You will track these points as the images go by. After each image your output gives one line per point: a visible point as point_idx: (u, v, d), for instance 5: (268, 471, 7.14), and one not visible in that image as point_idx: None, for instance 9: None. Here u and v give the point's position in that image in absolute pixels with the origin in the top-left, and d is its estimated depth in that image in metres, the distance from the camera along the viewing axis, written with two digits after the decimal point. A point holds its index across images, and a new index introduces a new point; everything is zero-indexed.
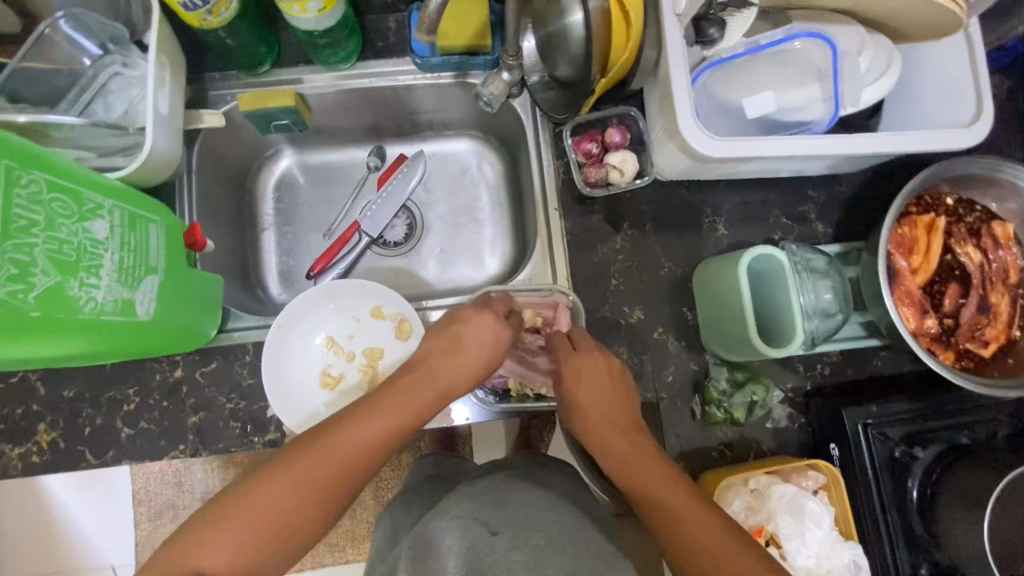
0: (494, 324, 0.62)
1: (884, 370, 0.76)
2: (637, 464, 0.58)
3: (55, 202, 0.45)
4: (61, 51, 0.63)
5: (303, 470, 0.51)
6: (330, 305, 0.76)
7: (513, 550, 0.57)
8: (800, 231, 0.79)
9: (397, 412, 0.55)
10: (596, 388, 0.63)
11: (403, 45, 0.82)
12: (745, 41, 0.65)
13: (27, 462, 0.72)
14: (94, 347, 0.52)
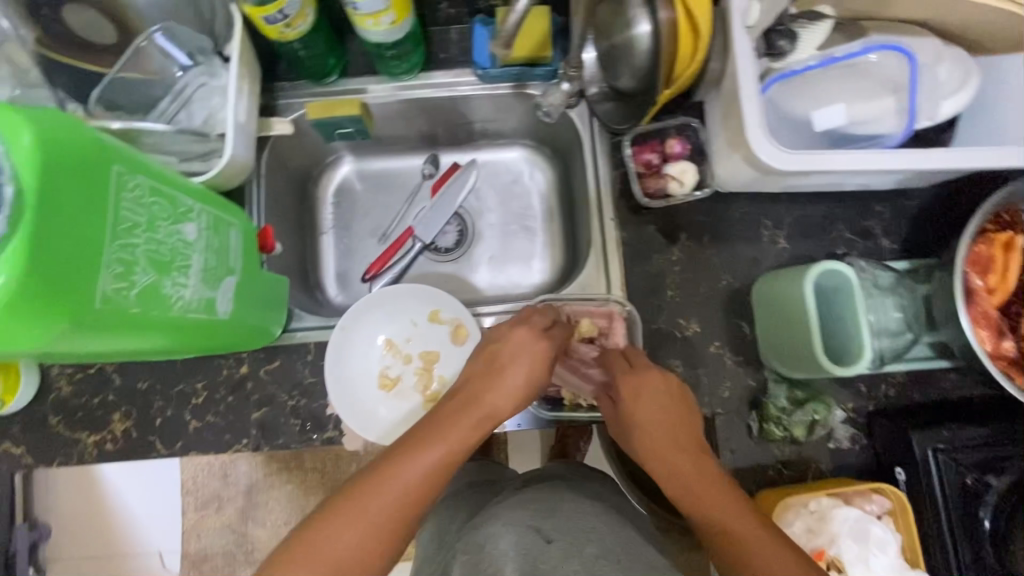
0: (536, 343, 0.63)
1: (952, 393, 0.73)
2: (699, 495, 0.54)
3: (155, 205, 0.48)
4: (155, 62, 0.67)
5: (356, 505, 0.49)
6: (388, 309, 0.78)
7: (571, 559, 0.57)
8: (864, 247, 0.77)
9: (441, 440, 0.53)
10: (652, 408, 0.61)
11: (464, 57, 0.84)
12: (817, 54, 0.64)
13: (102, 449, 0.76)
14: (178, 344, 0.55)
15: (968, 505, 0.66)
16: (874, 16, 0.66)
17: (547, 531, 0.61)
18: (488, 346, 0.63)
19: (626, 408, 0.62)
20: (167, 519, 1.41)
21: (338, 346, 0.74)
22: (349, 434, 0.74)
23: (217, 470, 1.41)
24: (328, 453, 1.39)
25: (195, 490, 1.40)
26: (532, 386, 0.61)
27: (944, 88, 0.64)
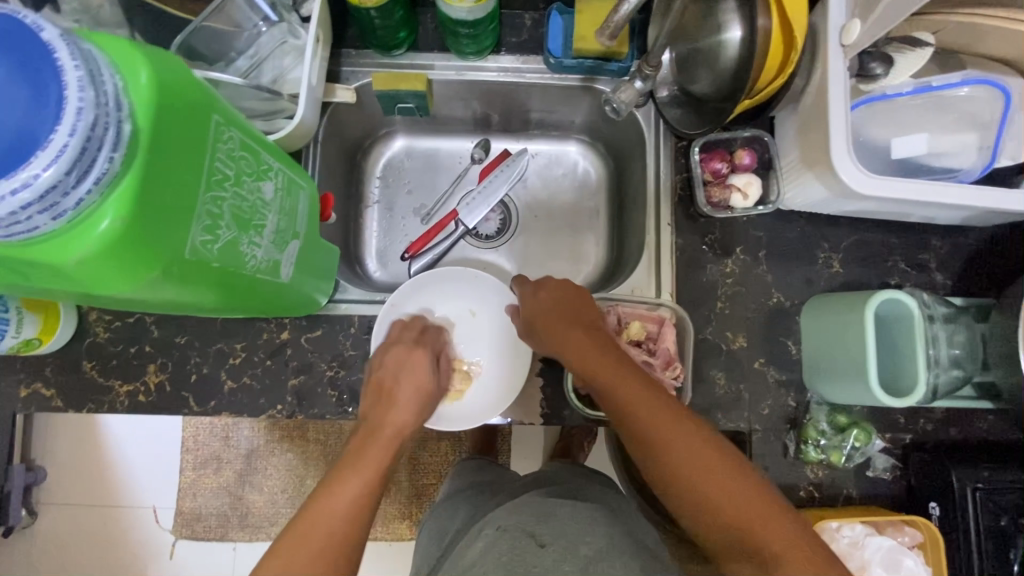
0: (408, 350, 0.68)
1: (990, 435, 0.73)
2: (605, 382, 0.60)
3: (243, 159, 0.47)
4: (240, 12, 0.65)
5: (294, 550, 0.47)
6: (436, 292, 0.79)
7: (563, 561, 0.58)
8: (918, 279, 0.77)
9: (361, 468, 0.53)
10: (544, 305, 0.70)
11: (537, 44, 0.83)
12: (913, 80, 0.63)
13: (133, 399, 0.75)
14: (233, 302, 0.54)
15: (1001, 546, 0.65)
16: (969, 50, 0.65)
17: (541, 536, 0.63)
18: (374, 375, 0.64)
19: (535, 315, 0.70)
20: (164, 474, 1.40)
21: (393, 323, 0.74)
22: None
23: (219, 431, 1.41)
24: (331, 427, 1.39)
25: (196, 449, 1.40)
26: (424, 394, 0.64)
27: None
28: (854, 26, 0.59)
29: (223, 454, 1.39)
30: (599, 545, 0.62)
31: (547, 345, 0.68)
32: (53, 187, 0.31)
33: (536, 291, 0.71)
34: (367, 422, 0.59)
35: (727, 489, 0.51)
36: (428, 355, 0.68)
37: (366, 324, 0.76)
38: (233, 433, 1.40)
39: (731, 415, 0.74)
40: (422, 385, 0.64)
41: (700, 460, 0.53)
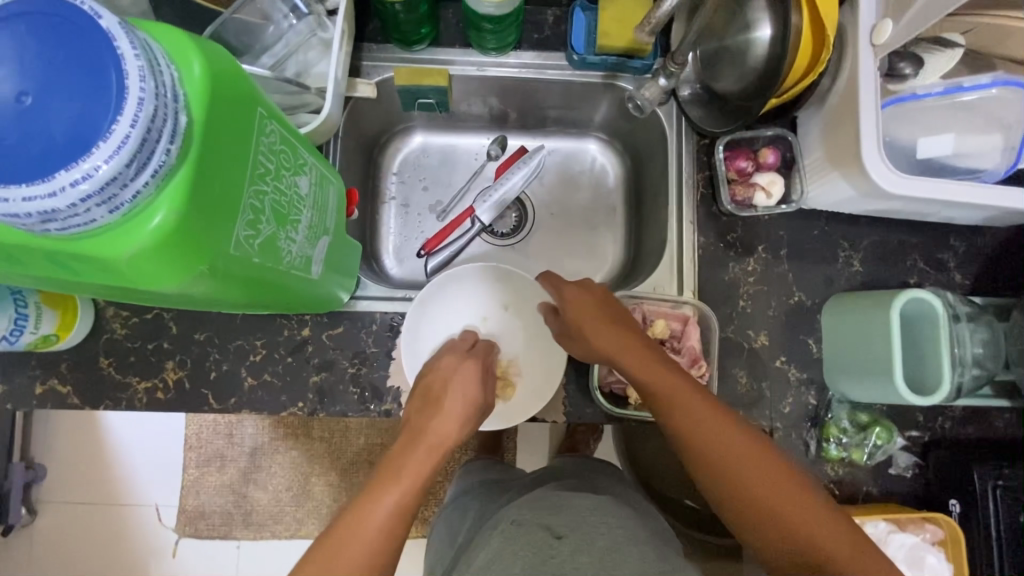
0: (461, 356, 0.68)
1: (1007, 432, 0.74)
2: (658, 389, 0.58)
3: (282, 153, 0.46)
4: (270, 4, 0.64)
5: (331, 566, 0.47)
6: (469, 285, 0.80)
7: (579, 553, 0.58)
8: (937, 278, 0.78)
9: (399, 483, 0.51)
10: (585, 304, 0.66)
11: (559, 40, 0.83)
12: (942, 81, 0.63)
13: (151, 396, 0.74)
14: (268, 298, 0.54)
15: None
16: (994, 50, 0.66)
17: (557, 528, 0.62)
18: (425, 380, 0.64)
19: (570, 315, 0.66)
20: (167, 473, 1.38)
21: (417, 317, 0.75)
22: None
23: (223, 429, 1.39)
24: (338, 426, 1.38)
25: (200, 447, 1.39)
26: (471, 406, 0.61)
27: None
28: (886, 25, 0.59)
29: (227, 452, 1.38)
30: (616, 535, 0.62)
31: (588, 346, 0.65)
32: (113, 179, 0.31)
33: (569, 291, 0.68)
34: (408, 432, 0.57)
35: (780, 496, 0.53)
36: (479, 365, 0.66)
37: (387, 321, 0.75)
38: (237, 431, 1.39)
39: (754, 413, 0.74)
40: (471, 396, 0.62)
41: (757, 470, 0.54)
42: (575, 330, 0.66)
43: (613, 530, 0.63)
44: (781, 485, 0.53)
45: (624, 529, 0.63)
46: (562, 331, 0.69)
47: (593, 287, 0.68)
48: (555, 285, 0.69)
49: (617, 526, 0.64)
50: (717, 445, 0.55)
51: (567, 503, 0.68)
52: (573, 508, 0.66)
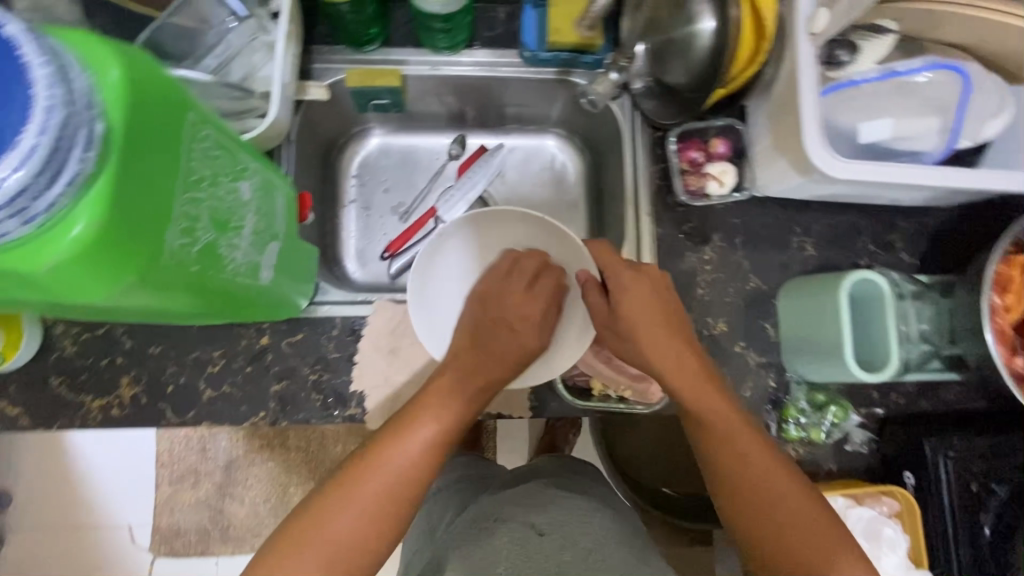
0: (526, 296, 0.68)
1: (958, 404, 0.76)
2: (697, 395, 0.59)
3: (219, 160, 0.46)
4: (209, 8, 0.64)
5: (361, 491, 0.55)
6: (495, 233, 0.76)
7: (563, 550, 0.62)
8: (886, 259, 0.80)
9: (432, 422, 0.59)
10: (641, 303, 0.63)
11: (511, 38, 0.83)
12: (877, 67, 0.65)
13: (107, 414, 0.72)
14: (218, 305, 0.53)
15: (973, 510, 0.68)
16: (929, 35, 0.68)
17: (540, 524, 0.66)
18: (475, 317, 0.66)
19: (620, 304, 0.63)
20: (138, 492, 1.35)
21: (436, 271, 0.74)
22: (375, 411, 0.73)
23: (195, 443, 1.36)
24: (314, 434, 1.37)
25: (171, 464, 1.35)
26: (522, 357, 0.65)
27: (989, 110, 0.66)
28: (821, 15, 0.61)
29: (201, 468, 1.35)
30: (598, 534, 0.65)
31: (633, 342, 0.63)
32: (22, 190, 0.31)
33: (626, 274, 0.65)
34: (449, 377, 0.62)
35: (788, 516, 0.55)
36: (541, 311, 0.67)
37: (348, 325, 0.74)
38: (211, 445, 1.36)
39: None
40: (525, 349, 0.65)
41: (772, 485, 0.56)
42: (622, 320, 0.63)
43: (596, 529, 0.66)
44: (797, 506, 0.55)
45: (602, 526, 0.67)
46: (603, 316, 0.66)
47: (653, 274, 0.65)
48: (610, 261, 0.66)
49: (597, 525, 0.67)
50: (742, 454, 0.57)
51: (553, 498, 0.70)
52: (556, 504, 0.69)
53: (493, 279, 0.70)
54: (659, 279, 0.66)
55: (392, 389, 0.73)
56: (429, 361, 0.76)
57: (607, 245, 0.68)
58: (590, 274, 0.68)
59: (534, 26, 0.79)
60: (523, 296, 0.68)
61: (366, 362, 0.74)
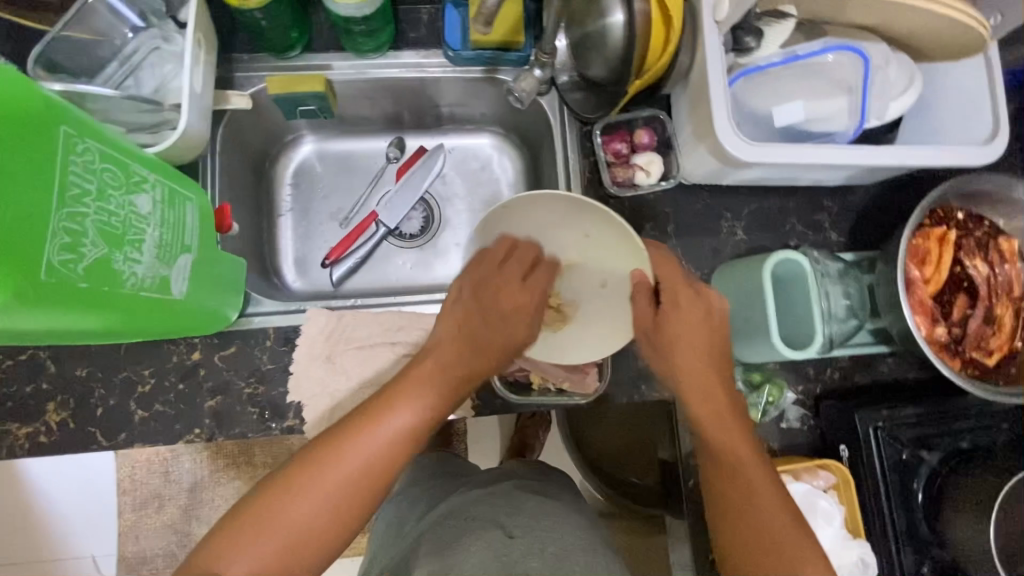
0: (519, 288, 0.68)
1: (890, 375, 0.78)
2: (710, 415, 0.66)
3: (106, 172, 0.44)
4: (102, 20, 0.62)
5: (324, 475, 0.55)
6: (558, 212, 0.68)
7: (531, 557, 0.61)
8: (815, 239, 0.82)
9: (412, 408, 0.59)
10: (691, 328, 0.67)
11: (435, 38, 0.82)
12: (781, 51, 0.67)
13: (33, 442, 0.69)
14: (136, 322, 0.52)
15: (904, 477, 0.70)
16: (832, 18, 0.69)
17: (510, 527, 0.65)
18: (468, 303, 0.67)
19: (668, 323, 0.67)
20: (100, 520, 1.31)
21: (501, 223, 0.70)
22: (313, 421, 0.72)
23: (157, 467, 1.33)
24: (279, 449, 1.35)
25: (133, 490, 1.32)
26: (509, 347, 0.68)
27: (892, 90, 0.68)
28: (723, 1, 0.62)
29: (164, 493, 1.32)
30: (566, 539, 0.65)
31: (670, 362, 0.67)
32: None
33: (684, 298, 0.67)
34: (440, 361, 0.63)
35: (768, 525, 0.60)
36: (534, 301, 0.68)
37: (282, 335, 0.73)
38: (174, 469, 1.33)
39: (656, 386, 0.76)
40: (512, 339, 0.67)
41: (757, 495, 0.61)
42: (665, 337, 0.67)
43: (565, 534, 0.66)
44: (781, 520, 0.60)
45: (573, 535, 0.66)
46: (644, 326, 0.67)
47: (710, 303, 0.68)
48: (672, 281, 0.67)
49: (569, 534, 0.66)
50: (737, 466, 0.63)
51: (522, 504, 0.70)
52: (525, 511, 0.69)
53: (485, 264, 0.69)
54: (715, 310, 0.68)
55: (330, 397, 0.73)
56: (367, 366, 0.75)
57: (672, 263, 0.68)
58: (643, 276, 0.67)
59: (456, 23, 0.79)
60: (519, 288, 0.68)
61: (301, 371, 0.72)
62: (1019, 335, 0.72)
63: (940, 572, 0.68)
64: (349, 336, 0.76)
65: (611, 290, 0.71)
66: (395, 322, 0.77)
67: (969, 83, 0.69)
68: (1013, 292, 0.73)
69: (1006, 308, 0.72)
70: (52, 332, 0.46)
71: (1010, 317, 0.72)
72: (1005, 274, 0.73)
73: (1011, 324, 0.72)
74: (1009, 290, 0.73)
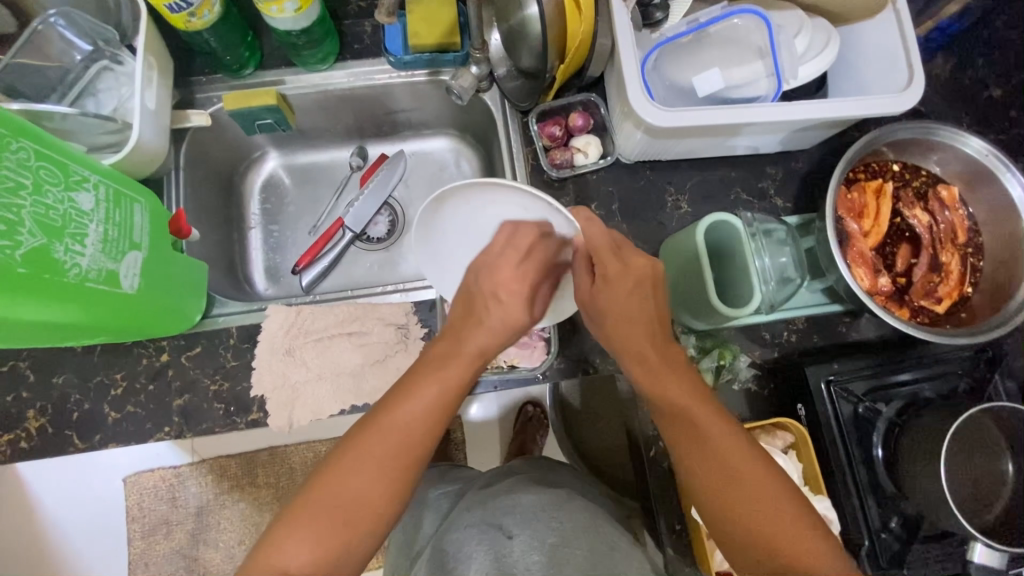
0: (513, 274, 0.61)
1: (849, 335, 0.77)
2: (654, 383, 0.59)
3: (42, 169, 0.50)
4: (55, 46, 0.69)
5: (368, 450, 0.53)
6: (509, 192, 0.60)
7: (532, 551, 0.57)
8: (761, 206, 0.83)
9: (438, 380, 0.57)
10: (624, 299, 0.60)
11: (379, 48, 0.88)
12: (686, 20, 0.71)
13: (15, 448, 0.73)
14: (92, 318, 0.57)
15: (861, 431, 0.69)
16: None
17: (510, 525, 0.60)
18: (474, 286, 0.64)
19: (599, 293, 0.60)
20: (108, 548, 1.17)
21: (447, 203, 0.63)
22: (274, 413, 0.74)
23: (164, 493, 1.16)
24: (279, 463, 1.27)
25: (141, 517, 1.16)
26: (513, 325, 0.62)
27: (804, 55, 0.70)
28: None
29: (171, 520, 1.19)
30: (567, 527, 0.61)
31: (605, 329, 0.62)
32: None
33: (613, 269, 0.60)
34: (450, 338, 0.62)
35: (757, 509, 0.53)
36: (528, 287, 0.62)
37: (244, 333, 0.77)
38: (180, 494, 1.18)
39: (609, 360, 0.77)
40: (511, 320, 0.61)
41: (738, 467, 0.55)
42: (600, 307, 0.61)
43: (565, 522, 0.61)
44: (782, 508, 0.53)
45: (571, 518, 0.62)
46: (582, 296, 0.63)
47: (641, 271, 0.60)
48: (603, 250, 0.60)
49: (568, 516, 0.62)
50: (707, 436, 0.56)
51: (522, 498, 0.64)
52: (526, 504, 0.63)
53: (484, 251, 0.64)
54: (647, 277, 0.61)
55: (292, 391, 0.76)
56: (325, 357, 0.78)
57: (606, 239, 0.60)
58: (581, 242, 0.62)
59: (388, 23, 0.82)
60: (517, 271, 0.61)
61: (263, 367, 0.76)
62: (969, 280, 0.71)
63: (908, 526, 0.67)
64: (307, 329, 0.79)
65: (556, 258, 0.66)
66: (350, 314, 0.80)
67: (884, 36, 0.70)
68: (958, 239, 0.73)
69: (952, 255, 0.72)
70: (10, 323, 0.50)
71: (957, 264, 0.72)
72: (948, 221, 0.73)
73: (958, 270, 0.72)
74: (953, 237, 0.73)
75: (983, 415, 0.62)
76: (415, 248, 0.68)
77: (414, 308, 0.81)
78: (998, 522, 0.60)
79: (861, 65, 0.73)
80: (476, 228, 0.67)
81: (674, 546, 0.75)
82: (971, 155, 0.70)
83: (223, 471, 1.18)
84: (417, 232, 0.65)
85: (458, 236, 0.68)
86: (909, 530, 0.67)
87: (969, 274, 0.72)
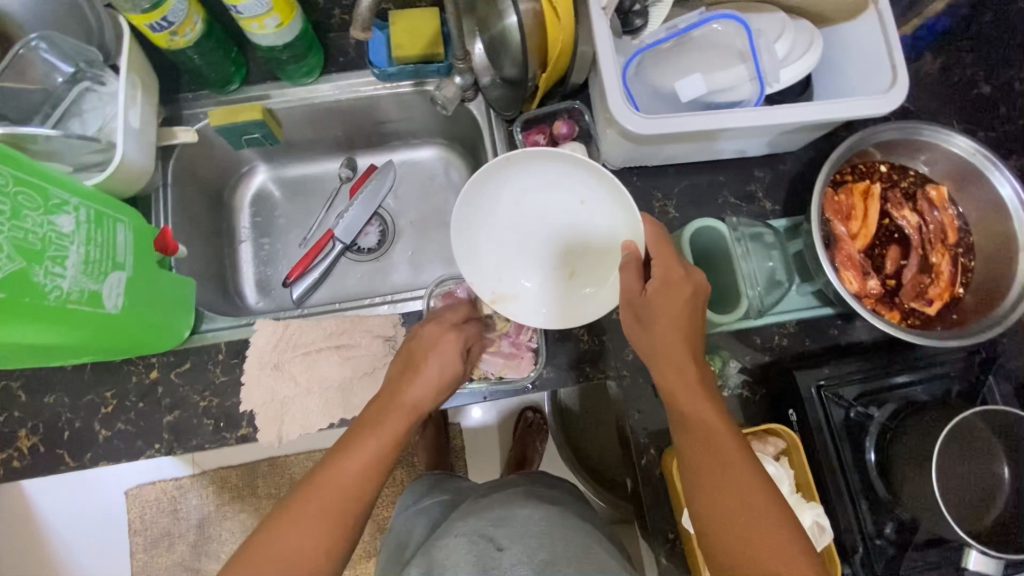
0: (445, 330, 0.69)
1: (840, 337, 0.76)
2: (685, 392, 0.59)
3: (21, 194, 0.50)
4: (37, 69, 0.69)
5: (308, 504, 0.52)
6: (573, 172, 0.68)
7: (521, 565, 0.56)
8: (749, 210, 0.82)
9: (379, 434, 0.57)
10: (676, 307, 0.60)
11: (364, 60, 0.88)
12: (666, 27, 0.72)
13: (8, 467, 0.73)
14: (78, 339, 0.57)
15: (854, 436, 0.69)
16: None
17: (500, 538, 0.60)
18: (409, 346, 0.67)
19: (652, 298, 0.60)
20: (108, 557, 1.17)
21: (507, 171, 0.69)
22: (264, 427, 0.75)
23: (165, 506, 1.17)
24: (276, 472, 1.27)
25: (143, 530, 1.17)
26: (448, 378, 0.65)
27: (787, 57, 0.70)
28: None
29: (171, 533, 1.19)
30: (556, 544, 0.60)
31: (649, 335, 0.61)
32: None
33: (673, 277, 0.60)
34: (388, 391, 0.63)
35: (745, 529, 0.53)
36: (461, 342, 0.68)
37: (233, 349, 0.77)
38: (181, 506, 1.19)
39: (598, 368, 0.77)
40: (445, 374, 0.64)
41: (742, 486, 0.54)
42: (648, 311, 0.60)
43: (556, 540, 0.61)
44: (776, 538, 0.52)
45: (561, 536, 0.61)
46: (631, 298, 0.61)
47: (699, 284, 0.61)
48: (666, 260, 0.62)
49: (558, 534, 0.62)
50: (728, 460, 0.55)
51: (511, 512, 0.64)
52: (517, 518, 0.63)
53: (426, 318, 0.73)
54: (699, 292, 0.61)
55: (281, 404, 0.76)
56: (313, 371, 0.78)
57: (666, 243, 0.63)
58: (632, 247, 0.64)
59: (364, 38, 0.74)
60: (450, 330, 0.69)
61: (252, 381, 0.76)
62: (959, 281, 0.71)
63: (904, 532, 0.66)
64: (295, 343, 0.79)
65: (587, 262, 0.71)
66: (338, 327, 0.80)
67: (867, 37, 0.70)
68: (948, 240, 0.72)
69: (942, 256, 0.71)
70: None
71: (947, 265, 0.71)
72: (937, 221, 0.72)
73: (948, 271, 0.71)
74: (943, 238, 0.72)
75: (973, 417, 0.61)
76: (463, 192, 0.67)
77: (402, 320, 0.81)
78: (991, 528, 0.59)
79: (846, 65, 0.73)
80: (521, 214, 0.72)
81: (666, 555, 0.74)
82: (958, 153, 0.69)
83: (222, 483, 1.18)
84: (471, 189, 0.68)
85: (500, 223, 0.71)
86: (905, 535, 0.66)
87: (960, 275, 0.71)
